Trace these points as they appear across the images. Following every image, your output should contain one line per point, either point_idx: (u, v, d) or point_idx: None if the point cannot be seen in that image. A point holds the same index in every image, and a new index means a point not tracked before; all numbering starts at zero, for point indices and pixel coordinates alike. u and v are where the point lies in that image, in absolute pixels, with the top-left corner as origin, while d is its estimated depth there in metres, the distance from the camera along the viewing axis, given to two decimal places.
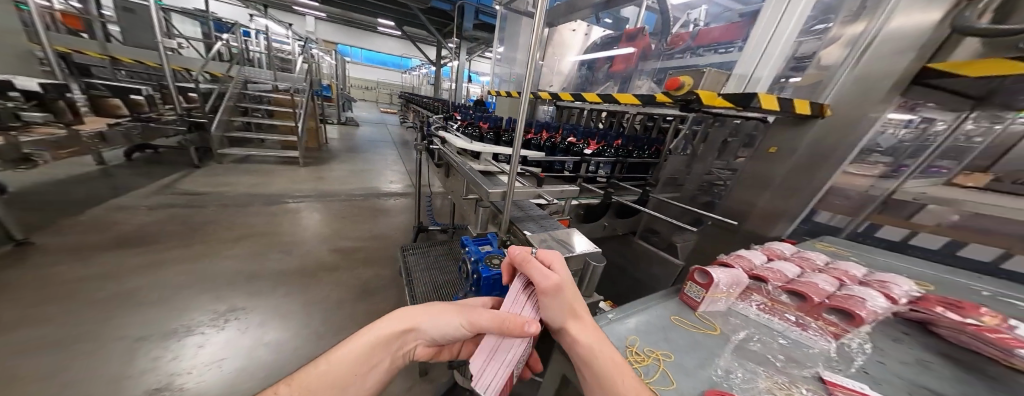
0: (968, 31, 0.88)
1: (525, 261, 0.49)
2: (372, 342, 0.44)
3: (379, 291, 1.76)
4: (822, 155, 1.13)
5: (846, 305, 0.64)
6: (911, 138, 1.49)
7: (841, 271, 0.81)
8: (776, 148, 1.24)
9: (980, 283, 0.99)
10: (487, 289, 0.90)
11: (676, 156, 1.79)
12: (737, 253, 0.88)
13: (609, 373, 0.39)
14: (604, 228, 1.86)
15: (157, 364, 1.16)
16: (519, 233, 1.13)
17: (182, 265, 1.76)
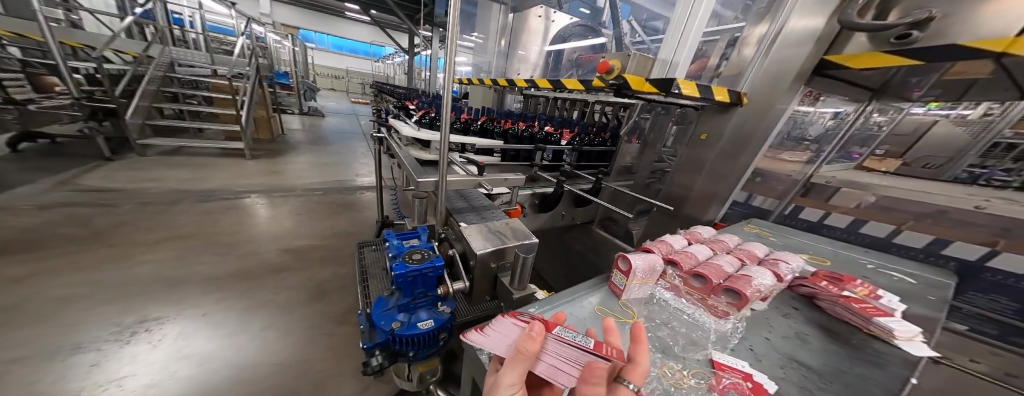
0: (852, 26, 0.99)
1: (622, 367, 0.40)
2: None
3: (325, 289, 1.64)
4: (744, 140, 1.24)
5: (736, 285, 0.67)
6: (835, 126, 1.60)
7: (745, 252, 0.87)
8: (706, 134, 1.35)
9: (872, 259, 1.09)
10: (409, 289, 0.85)
11: (628, 142, 1.74)
12: (658, 240, 0.91)
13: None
14: (563, 218, 1.85)
15: (30, 389, 1.00)
16: (455, 226, 1.04)
17: (86, 273, 1.56)
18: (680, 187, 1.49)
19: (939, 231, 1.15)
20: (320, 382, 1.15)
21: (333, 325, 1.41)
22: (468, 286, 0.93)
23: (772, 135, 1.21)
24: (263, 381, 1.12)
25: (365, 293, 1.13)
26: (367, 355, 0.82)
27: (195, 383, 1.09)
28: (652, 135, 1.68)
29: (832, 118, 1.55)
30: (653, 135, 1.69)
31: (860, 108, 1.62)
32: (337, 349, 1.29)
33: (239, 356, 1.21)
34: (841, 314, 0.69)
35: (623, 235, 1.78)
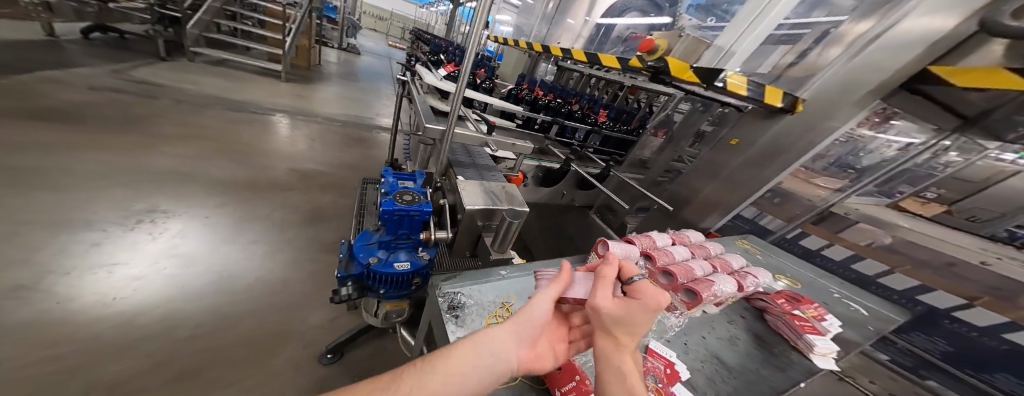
0: (993, 30, 0.80)
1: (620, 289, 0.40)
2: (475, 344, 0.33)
3: (322, 216, 1.75)
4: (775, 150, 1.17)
5: (698, 287, 0.75)
6: (888, 157, 1.37)
7: (721, 261, 0.99)
8: (738, 139, 1.27)
9: (839, 288, 1.17)
10: (393, 227, 0.88)
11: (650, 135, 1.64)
12: (646, 234, 0.98)
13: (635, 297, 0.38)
14: (563, 196, 1.83)
15: (50, 256, 1.16)
16: (453, 178, 1.04)
17: (119, 157, 1.72)
18: (691, 191, 1.44)
19: (932, 280, 1.34)
20: (296, 301, 1.26)
21: (323, 252, 1.54)
22: (450, 237, 0.93)
23: (815, 151, 1.10)
24: (243, 292, 1.23)
25: (358, 225, 1.19)
26: (340, 284, 0.87)
27: (175, 284, 1.19)
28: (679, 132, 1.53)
29: (884, 147, 1.34)
30: (679, 131, 1.53)
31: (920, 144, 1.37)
32: (323, 274, 1.42)
33: (223, 266, 1.31)
34: (783, 329, 0.85)
35: (618, 227, 1.73)
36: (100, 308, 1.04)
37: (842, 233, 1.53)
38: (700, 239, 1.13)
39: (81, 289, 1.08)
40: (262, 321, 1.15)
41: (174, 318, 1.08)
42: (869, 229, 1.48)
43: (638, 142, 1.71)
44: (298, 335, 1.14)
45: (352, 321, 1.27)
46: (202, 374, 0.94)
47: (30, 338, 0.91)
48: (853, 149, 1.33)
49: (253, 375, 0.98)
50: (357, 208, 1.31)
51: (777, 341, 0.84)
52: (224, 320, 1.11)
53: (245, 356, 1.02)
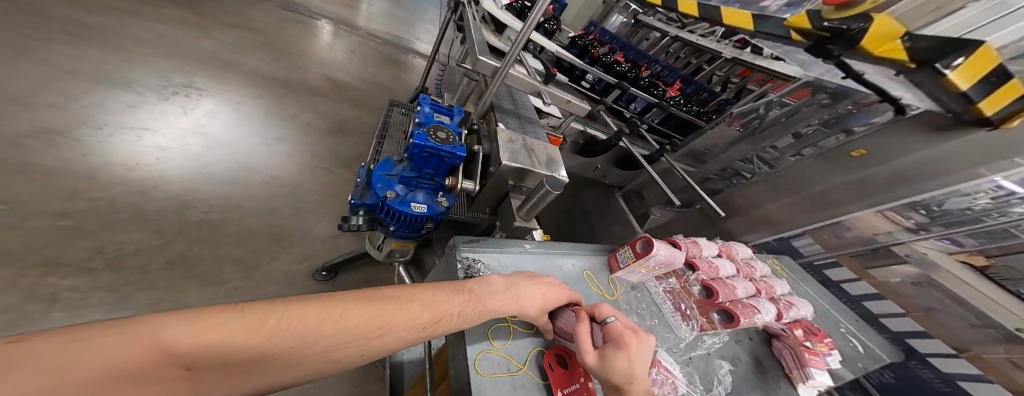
0: None
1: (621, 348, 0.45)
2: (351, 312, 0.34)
3: (343, 128, 1.64)
4: (863, 184, 0.92)
5: (736, 310, 0.71)
6: (977, 210, 0.78)
7: (765, 285, 0.90)
8: (866, 150, 0.90)
9: (849, 323, 0.96)
10: (419, 164, 0.79)
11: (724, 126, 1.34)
12: (692, 240, 0.87)
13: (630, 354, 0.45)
14: (595, 170, 1.74)
15: (89, 108, 1.19)
16: (492, 124, 0.90)
17: (163, 25, 1.68)
18: (750, 201, 1.23)
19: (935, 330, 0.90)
20: (299, 210, 1.24)
21: (338, 165, 1.46)
22: (475, 190, 0.84)
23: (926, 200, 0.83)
24: (255, 188, 1.22)
25: (375, 150, 1.08)
26: (352, 210, 0.82)
27: (197, 162, 1.20)
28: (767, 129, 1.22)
29: (976, 200, 0.77)
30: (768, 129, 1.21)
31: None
32: (335, 193, 1.36)
33: (243, 156, 1.29)
34: (786, 358, 0.77)
35: (641, 214, 1.60)
36: (124, 170, 1.08)
37: (873, 271, 1.01)
38: (747, 256, 1.01)
39: (111, 147, 1.12)
40: (264, 223, 1.15)
41: (185, 199, 1.10)
42: (909, 275, 0.93)
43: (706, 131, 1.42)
44: (297, 245, 1.16)
45: (354, 242, 1.26)
46: (198, 265, 0.99)
47: (58, 187, 0.98)
48: (951, 186, 0.78)
49: (247, 275, 1.02)
50: (378, 130, 1.18)
51: (772, 365, 0.79)
52: (229, 213, 1.13)
53: (240, 255, 1.05)
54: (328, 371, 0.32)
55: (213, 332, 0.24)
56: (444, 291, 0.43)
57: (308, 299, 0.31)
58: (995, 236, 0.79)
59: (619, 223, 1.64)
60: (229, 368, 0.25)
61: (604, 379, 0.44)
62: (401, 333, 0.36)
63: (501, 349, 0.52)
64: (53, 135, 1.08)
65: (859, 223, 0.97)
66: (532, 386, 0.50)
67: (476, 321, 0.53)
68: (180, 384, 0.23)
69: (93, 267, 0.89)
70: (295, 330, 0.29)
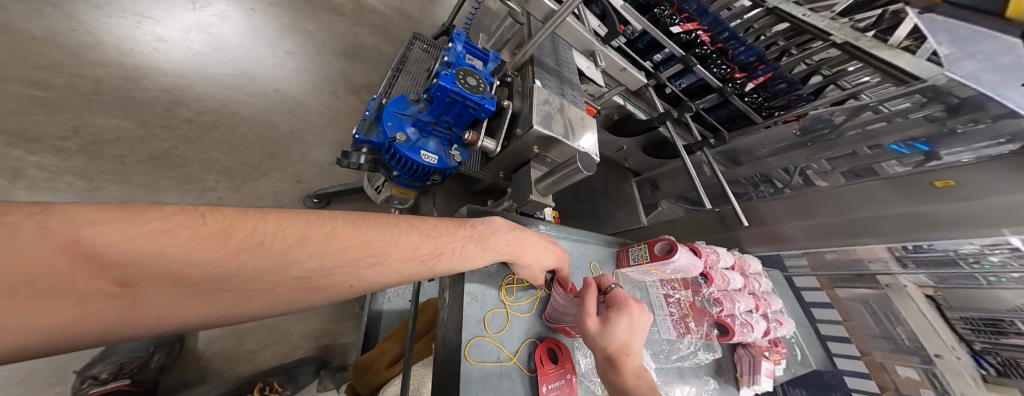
0: None
1: (628, 315, 0.45)
2: (333, 227, 0.31)
3: (359, 54, 1.43)
4: (916, 217, 0.76)
5: (730, 327, 0.74)
6: (961, 253, 0.79)
7: (764, 301, 0.89)
8: (956, 183, 0.72)
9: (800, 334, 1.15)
10: (438, 109, 0.69)
11: (784, 125, 1.15)
12: (712, 248, 0.78)
13: (634, 324, 0.45)
14: (619, 150, 1.46)
15: None
16: (528, 79, 0.78)
17: None
18: (771, 212, 1.01)
19: (858, 333, 1.08)
20: (295, 129, 1.16)
21: (346, 90, 1.32)
22: (495, 151, 0.75)
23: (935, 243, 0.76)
24: (253, 99, 1.13)
25: (386, 83, 0.95)
26: (355, 147, 0.74)
27: (196, 61, 1.10)
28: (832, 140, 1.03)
29: (969, 245, 0.74)
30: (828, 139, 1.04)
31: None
32: (340, 122, 1.25)
33: (246, 62, 1.18)
34: (743, 365, 0.88)
35: (649, 204, 1.41)
36: (118, 55, 1.00)
37: (838, 288, 1.09)
38: (757, 271, 0.97)
39: (104, 26, 1.02)
40: (258, 138, 1.09)
41: (175, 95, 1.03)
42: (872, 296, 1.03)
43: (761, 128, 1.21)
44: (292, 169, 1.10)
45: (350, 174, 1.20)
46: (184, 167, 0.95)
47: (42, 58, 0.91)
48: (957, 239, 0.72)
49: (233, 189, 0.98)
50: (395, 62, 1.04)
51: (727, 366, 0.90)
52: (222, 118, 1.06)
53: (228, 165, 1.00)
54: (317, 300, 0.32)
55: (161, 235, 0.22)
56: (441, 225, 0.42)
57: (283, 213, 0.29)
58: (948, 279, 0.91)
59: (624, 209, 1.45)
60: (189, 284, 0.24)
61: (603, 345, 0.44)
62: (395, 259, 0.35)
63: (495, 336, 0.50)
64: (50, 6, 0.98)
65: (862, 251, 0.90)
66: (519, 376, 0.49)
67: (472, 303, 0.50)
68: (125, 297, 0.22)
69: (66, 147, 0.84)
70: (268, 246, 0.27)
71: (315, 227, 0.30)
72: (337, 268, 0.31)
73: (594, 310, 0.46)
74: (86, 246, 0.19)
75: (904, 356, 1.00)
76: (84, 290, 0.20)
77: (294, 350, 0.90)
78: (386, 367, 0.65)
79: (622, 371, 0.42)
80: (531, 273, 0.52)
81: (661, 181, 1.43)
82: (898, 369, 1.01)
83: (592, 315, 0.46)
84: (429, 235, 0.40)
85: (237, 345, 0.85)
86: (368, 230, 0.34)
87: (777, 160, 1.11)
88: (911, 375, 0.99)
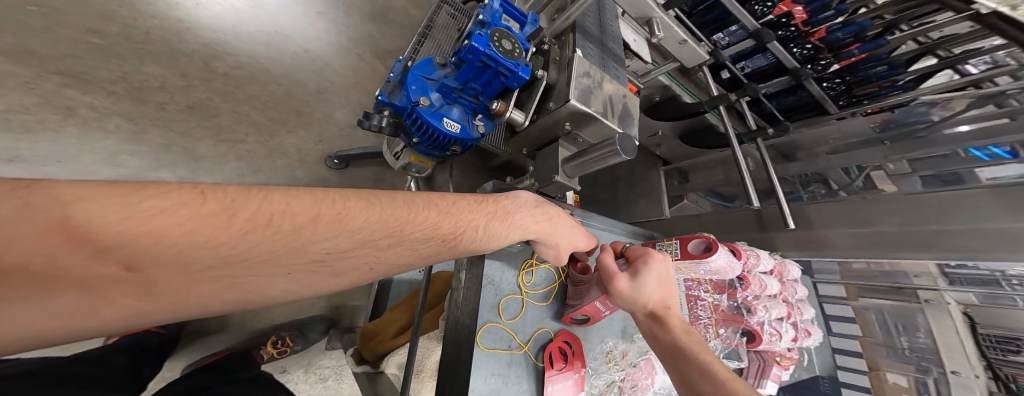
0: None
1: (652, 265, 0.44)
2: (342, 204, 0.28)
3: (386, 16, 1.37)
4: (1017, 236, 0.63)
5: (760, 335, 0.69)
6: None
7: (796, 312, 0.81)
8: None
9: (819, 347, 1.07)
10: (466, 74, 0.64)
11: (864, 117, 1.02)
12: (752, 250, 0.70)
13: (661, 272, 0.44)
14: (653, 136, 1.33)
15: None
16: (568, 48, 0.70)
17: None
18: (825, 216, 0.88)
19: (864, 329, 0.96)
20: (322, 90, 1.15)
21: (372, 54, 1.28)
22: (523, 125, 0.69)
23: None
24: (284, 58, 1.12)
25: (412, 49, 0.89)
26: (378, 108, 0.71)
27: (234, 16, 1.11)
28: (930, 137, 0.90)
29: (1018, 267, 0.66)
30: (925, 139, 0.90)
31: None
32: (364, 85, 1.23)
33: (277, 19, 1.16)
34: (750, 368, 0.83)
35: (674, 196, 1.31)
36: (164, 6, 1.02)
37: (862, 299, 0.96)
38: (794, 278, 0.87)
39: None
40: (287, 97, 1.09)
41: (214, 49, 1.03)
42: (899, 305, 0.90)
43: (833, 120, 1.06)
44: (316, 128, 1.10)
45: (372, 138, 1.19)
46: (218, 118, 0.97)
47: (96, 6, 0.94)
48: None
49: (262, 144, 1.00)
50: (422, 25, 0.95)
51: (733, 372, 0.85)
52: (255, 74, 1.07)
53: (258, 120, 1.02)
54: (329, 284, 0.30)
55: (161, 216, 0.19)
56: (463, 201, 0.39)
57: (289, 190, 0.26)
58: (994, 299, 0.79)
59: (646, 199, 1.35)
60: (198, 270, 0.21)
61: (642, 304, 0.42)
62: (416, 239, 0.33)
63: (508, 323, 0.48)
64: None
65: (907, 265, 0.80)
66: (527, 365, 0.48)
67: (487, 287, 0.47)
68: (134, 281, 0.20)
69: (115, 91, 0.88)
70: (277, 227, 0.24)
71: (321, 205, 0.27)
72: (344, 253, 0.28)
73: (619, 272, 0.44)
74: (80, 229, 0.16)
75: (903, 364, 0.88)
76: (87, 274, 0.18)
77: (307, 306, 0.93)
78: (391, 336, 0.66)
79: (670, 329, 0.41)
80: (556, 253, 0.48)
81: (694, 173, 1.32)
82: (886, 375, 0.90)
83: (618, 278, 0.44)
84: (448, 216, 0.36)
85: None
86: (380, 204, 0.31)
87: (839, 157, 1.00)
88: (901, 382, 0.88)
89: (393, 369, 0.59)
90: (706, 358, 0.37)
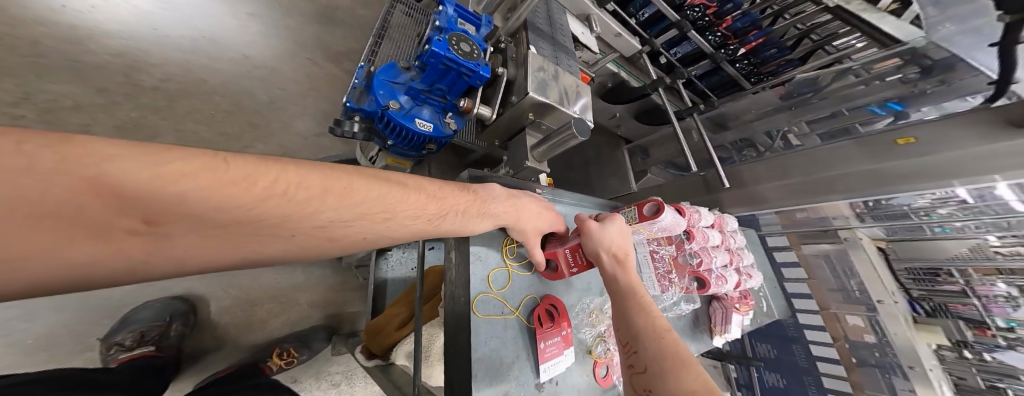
0: None
1: (619, 223, 0.54)
2: (348, 181, 0.33)
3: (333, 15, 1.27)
4: (881, 173, 0.84)
5: (707, 279, 0.83)
6: (915, 208, 0.93)
7: (737, 257, 1.00)
8: (916, 139, 0.80)
9: (769, 290, 1.32)
10: (430, 77, 0.68)
11: (771, 90, 1.18)
12: (695, 209, 0.85)
13: (624, 232, 0.55)
14: (611, 118, 1.47)
15: None
16: (523, 46, 0.77)
17: None
18: (753, 176, 1.07)
19: (814, 278, 1.31)
20: (272, 98, 1.09)
21: (324, 57, 1.21)
22: (491, 118, 0.75)
23: (885, 196, 0.87)
24: (221, 66, 1.04)
25: (369, 51, 0.89)
26: (347, 115, 0.72)
27: (142, 21, 0.99)
28: (813, 102, 1.14)
29: (914, 198, 0.87)
30: (817, 104, 1.13)
31: (1002, 275, 1.00)
32: (321, 91, 1.18)
33: (204, 23, 1.06)
34: (716, 316, 1.01)
35: (638, 171, 1.50)
36: (47, 11, 0.88)
37: (806, 247, 1.30)
38: (733, 229, 1.06)
39: None
40: (233, 108, 1.03)
41: (130, 60, 0.94)
42: (830, 250, 1.25)
43: (749, 94, 1.21)
44: (274, 139, 1.06)
45: (339, 145, 1.17)
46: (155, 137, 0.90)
47: None
48: (917, 190, 0.82)
49: None
50: (376, 26, 0.95)
51: (703, 321, 1.02)
52: (190, 86, 0.99)
53: (205, 136, 0.96)
54: (329, 249, 0.35)
55: (186, 178, 0.23)
56: (449, 187, 0.45)
57: (305, 165, 0.31)
58: (906, 232, 1.10)
59: (616, 177, 1.52)
60: (211, 227, 0.25)
61: (606, 247, 0.51)
62: (407, 217, 0.38)
63: (497, 293, 0.54)
64: None
65: (827, 209, 1.02)
66: (518, 329, 0.55)
67: (476, 263, 0.53)
68: (150, 235, 0.23)
69: (20, 115, 0.79)
70: (291, 196, 0.29)
71: (333, 179, 0.32)
72: (342, 223, 0.33)
73: (592, 223, 0.54)
74: (109, 179, 0.20)
75: (853, 305, 1.22)
76: (106, 225, 0.21)
77: (302, 316, 1.12)
78: (396, 329, 0.72)
79: (624, 274, 0.49)
80: (526, 232, 0.55)
81: (652, 148, 1.47)
82: (846, 317, 1.24)
83: (590, 227, 0.53)
84: (435, 197, 0.42)
85: (252, 314, 1.05)
86: (380, 184, 0.36)
87: (762, 123, 1.23)
88: (857, 322, 1.22)
89: (403, 359, 0.65)
90: (644, 298, 0.46)
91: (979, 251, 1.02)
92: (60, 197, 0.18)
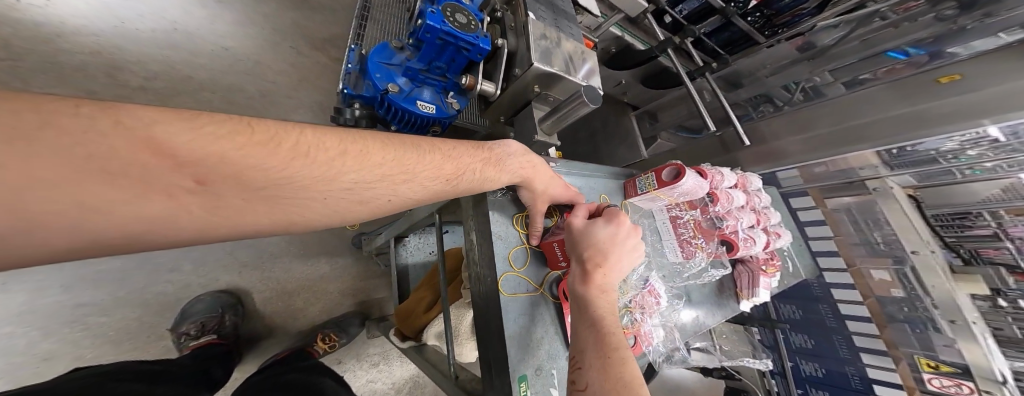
0: None
1: (611, 227, 0.48)
2: (356, 141, 0.35)
3: None
4: (918, 117, 0.77)
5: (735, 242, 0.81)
6: (943, 152, 0.85)
7: (764, 217, 0.96)
8: (961, 76, 0.72)
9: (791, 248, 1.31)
10: (427, 54, 0.65)
11: (786, 42, 1.11)
12: (717, 170, 0.81)
13: (616, 236, 0.48)
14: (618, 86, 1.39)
15: None
16: (521, 13, 0.71)
17: None
18: (772, 132, 1.02)
19: (840, 232, 1.30)
20: (264, 92, 1.08)
21: (309, 45, 1.17)
22: (496, 94, 0.72)
23: (915, 143, 0.80)
24: (202, 60, 1.02)
25: (354, 35, 0.85)
26: (346, 102, 0.70)
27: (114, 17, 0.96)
28: (837, 48, 1.04)
29: (946, 143, 0.80)
30: (839, 50, 1.03)
31: None
32: (310, 80, 1.16)
33: (173, 13, 1.02)
34: (742, 279, 0.98)
35: (648, 137, 1.45)
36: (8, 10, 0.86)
37: (828, 200, 1.27)
38: (757, 188, 1.01)
39: None
40: (227, 104, 1.03)
41: (110, 60, 0.93)
42: (859, 200, 1.18)
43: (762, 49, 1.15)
44: None
45: None
46: None
47: None
48: (946, 135, 0.75)
49: None
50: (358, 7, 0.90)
51: (728, 285, 1.00)
52: (178, 84, 0.99)
53: None
54: (360, 213, 0.37)
55: (216, 141, 0.25)
56: (461, 146, 0.46)
57: (317, 130, 0.33)
58: (929, 176, 0.99)
59: (624, 145, 1.46)
60: (256, 188, 0.28)
61: (580, 250, 0.46)
62: (424, 177, 0.40)
63: (521, 271, 0.53)
64: None
65: (853, 159, 0.97)
66: (546, 303, 0.55)
67: (499, 242, 0.53)
68: (203, 193, 0.26)
69: None
70: (314, 156, 0.31)
71: (347, 141, 0.34)
72: (365, 185, 0.35)
73: (579, 222, 0.49)
74: (156, 141, 0.23)
75: (879, 259, 1.21)
76: (166, 183, 0.24)
77: (336, 303, 1.24)
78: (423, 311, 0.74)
79: (590, 286, 0.44)
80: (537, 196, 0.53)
81: (661, 113, 1.40)
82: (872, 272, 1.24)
83: (574, 226, 0.49)
84: (448, 157, 0.43)
85: (291, 304, 1.16)
86: (387, 145, 0.38)
87: (777, 78, 1.15)
88: (883, 276, 1.22)
89: (433, 340, 0.66)
90: (603, 322, 0.41)
91: (1014, 191, 0.89)
92: (96, 170, 0.21)
